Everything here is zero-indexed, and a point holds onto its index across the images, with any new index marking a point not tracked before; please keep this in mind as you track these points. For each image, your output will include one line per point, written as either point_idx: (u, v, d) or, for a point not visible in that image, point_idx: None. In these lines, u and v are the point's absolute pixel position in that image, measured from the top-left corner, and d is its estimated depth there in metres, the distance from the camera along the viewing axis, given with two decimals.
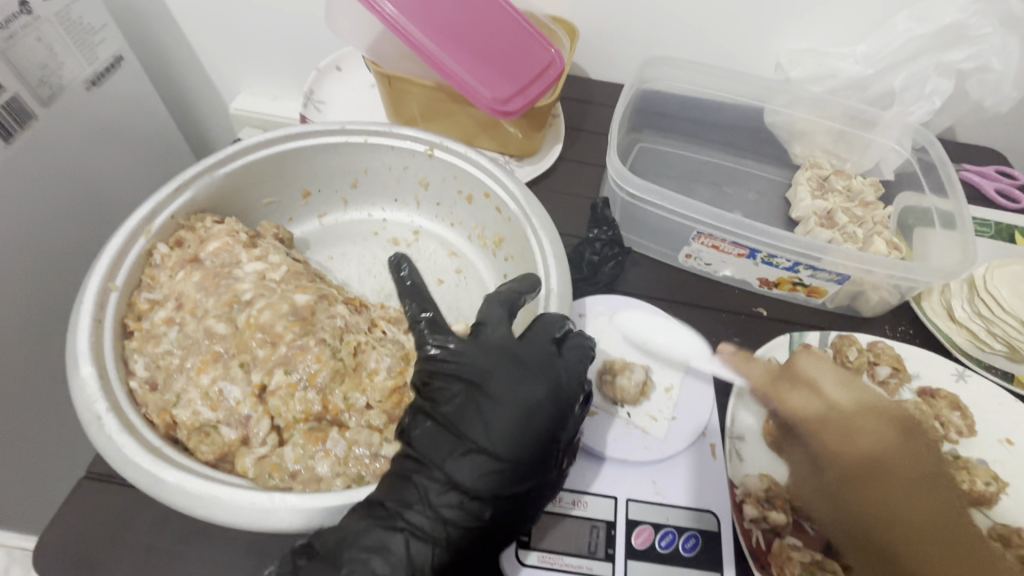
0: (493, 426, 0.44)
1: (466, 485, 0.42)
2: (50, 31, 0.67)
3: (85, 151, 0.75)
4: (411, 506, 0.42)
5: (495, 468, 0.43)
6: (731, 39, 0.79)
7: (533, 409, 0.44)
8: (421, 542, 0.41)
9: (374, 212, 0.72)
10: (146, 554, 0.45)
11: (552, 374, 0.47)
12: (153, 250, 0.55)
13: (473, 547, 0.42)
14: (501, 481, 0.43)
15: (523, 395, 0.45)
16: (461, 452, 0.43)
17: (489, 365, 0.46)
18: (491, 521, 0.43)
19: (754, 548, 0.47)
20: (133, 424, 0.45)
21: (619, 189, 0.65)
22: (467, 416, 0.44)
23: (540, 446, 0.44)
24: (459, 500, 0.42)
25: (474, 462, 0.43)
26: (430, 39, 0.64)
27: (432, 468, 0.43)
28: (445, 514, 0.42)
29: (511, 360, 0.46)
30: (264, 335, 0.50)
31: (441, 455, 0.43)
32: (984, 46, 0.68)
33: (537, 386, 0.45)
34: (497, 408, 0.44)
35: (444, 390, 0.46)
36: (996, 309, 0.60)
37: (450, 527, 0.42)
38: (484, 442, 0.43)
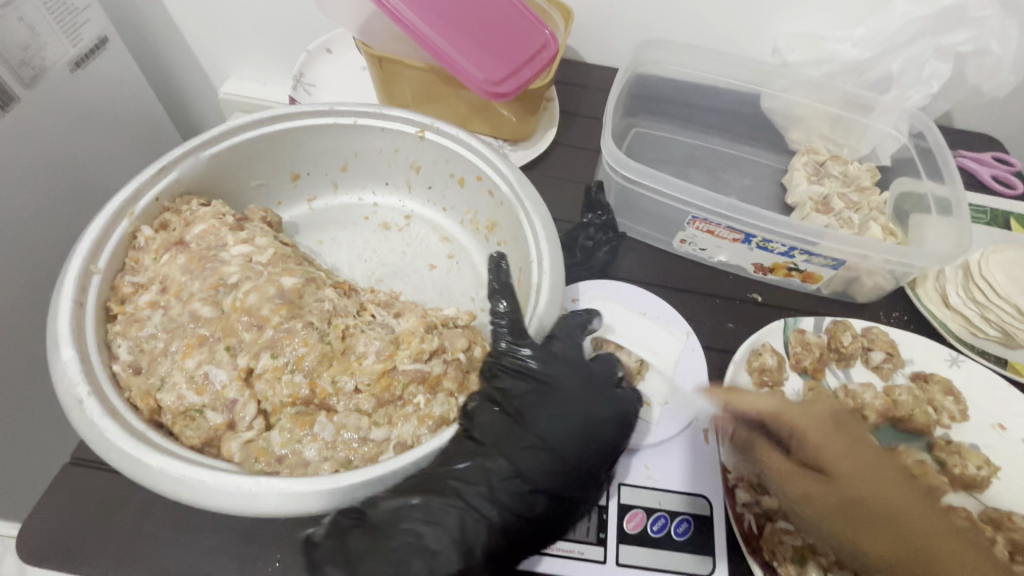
0: (561, 431, 0.47)
1: (529, 477, 0.45)
2: (33, 10, 0.66)
3: (70, 134, 0.73)
4: (472, 487, 0.44)
5: (558, 468, 0.46)
6: (729, 22, 0.78)
7: (598, 425, 0.48)
8: (474, 522, 0.43)
9: (365, 195, 0.71)
10: (132, 539, 0.44)
11: (614, 393, 0.50)
12: (137, 233, 0.54)
13: (525, 540, 0.45)
14: (566, 484, 0.46)
15: (593, 409, 0.48)
16: (529, 446, 0.46)
17: (561, 370, 0.50)
18: (545, 516, 0.45)
19: (744, 532, 0.47)
20: (116, 408, 0.44)
21: (614, 172, 0.64)
22: (540, 416, 0.47)
23: (601, 463, 0.47)
24: (519, 493, 0.45)
25: (539, 457, 0.46)
26: (422, 20, 0.63)
27: (497, 456, 0.46)
28: (501, 501, 0.44)
29: (581, 373, 0.50)
30: (251, 318, 0.49)
31: (509, 446, 0.46)
32: (983, 29, 0.68)
33: (601, 402, 0.49)
34: (566, 415, 0.48)
35: (514, 383, 0.48)
36: (991, 295, 0.59)
37: (507, 514, 0.44)
38: (553, 443, 0.47)
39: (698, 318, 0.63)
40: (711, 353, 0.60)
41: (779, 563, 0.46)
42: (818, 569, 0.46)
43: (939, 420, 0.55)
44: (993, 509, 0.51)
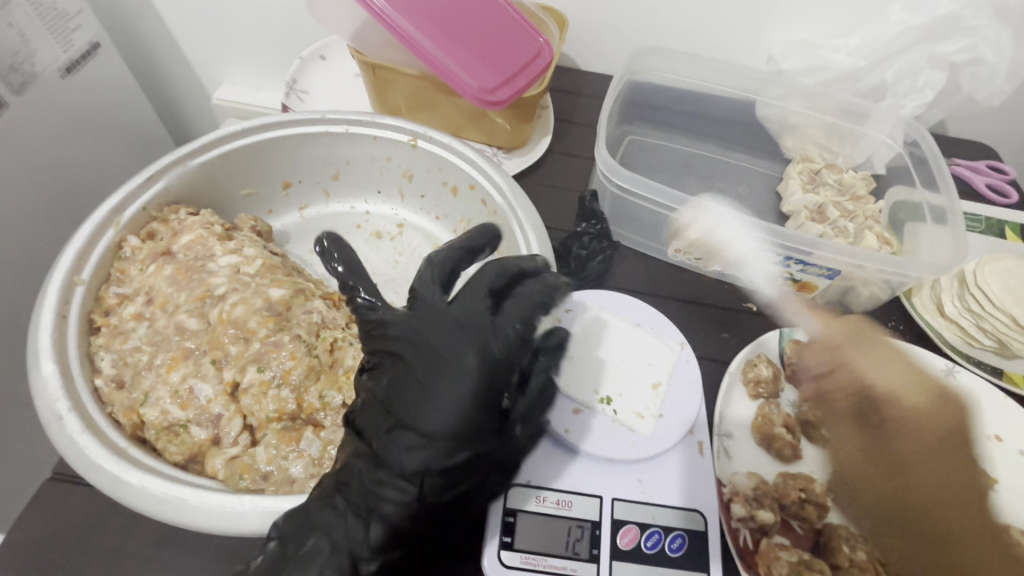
0: (425, 404, 0.43)
1: (400, 464, 0.42)
2: (22, 16, 0.65)
3: (58, 141, 0.73)
4: (349, 485, 0.42)
5: (426, 446, 0.43)
6: (724, 30, 0.78)
7: (462, 383, 0.44)
8: (357, 523, 0.41)
9: (357, 204, 0.70)
10: (112, 559, 0.43)
11: (484, 328, 0.46)
12: (123, 242, 0.53)
13: (417, 527, 0.42)
14: (437, 457, 0.43)
15: (452, 367, 0.44)
16: (393, 432, 0.43)
17: (410, 330, 0.46)
18: (435, 494, 0.43)
19: (741, 548, 0.47)
20: (97, 424, 0.43)
21: (608, 181, 0.64)
22: (400, 396, 0.44)
23: (471, 413, 0.44)
24: (395, 482, 0.42)
25: (405, 439, 0.43)
26: (416, 28, 0.62)
27: (364, 452, 0.43)
28: (381, 495, 0.42)
29: (442, 327, 0.46)
30: (237, 331, 0.48)
31: (373, 439, 0.43)
32: (977, 37, 0.68)
33: (462, 353, 0.45)
34: (430, 385, 0.44)
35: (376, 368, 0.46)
36: (986, 305, 0.59)
37: (388, 506, 0.42)
38: (417, 420, 0.43)
39: (692, 328, 0.62)
40: (704, 364, 0.59)
41: None
42: None
43: None
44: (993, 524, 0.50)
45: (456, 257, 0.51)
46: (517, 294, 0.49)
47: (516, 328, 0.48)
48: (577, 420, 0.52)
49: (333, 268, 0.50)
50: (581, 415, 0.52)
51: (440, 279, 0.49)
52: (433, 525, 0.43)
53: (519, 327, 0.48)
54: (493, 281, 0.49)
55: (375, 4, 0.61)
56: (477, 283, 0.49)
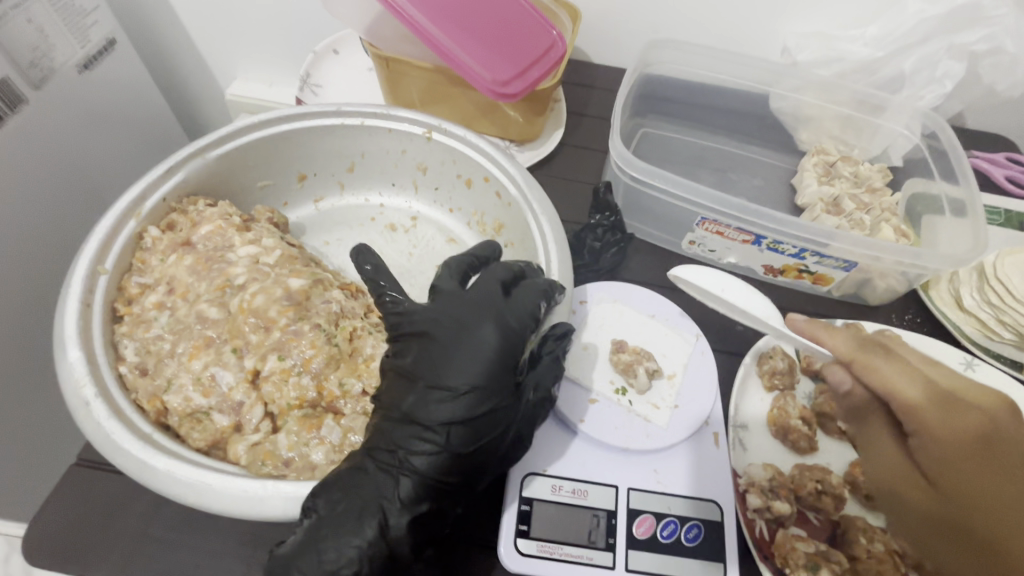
0: (447, 365, 0.43)
1: (428, 419, 0.42)
2: (42, 12, 0.66)
3: (77, 135, 0.74)
4: (378, 445, 0.43)
5: (449, 404, 0.42)
6: (738, 22, 0.77)
7: (483, 346, 0.44)
8: (389, 480, 0.41)
9: (371, 197, 0.71)
10: (137, 542, 0.44)
11: (501, 302, 0.46)
12: (144, 233, 0.54)
13: (444, 480, 0.42)
14: (462, 410, 0.42)
15: (471, 333, 0.44)
16: (420, 391, 0.43)
17: (428, 310, 0.46)
18: (456, 450, 0.42)
19: (757, 539, 0.47)
20: (122, 409, 0.44)
21: (622, 173, 0.64)
22: (425, 361, 0.44)
23: (495, 373, 0.43)
24: (422, 437, 0.42)
25: (433, 398, 0.42)
26: (429, 20, 0.62)
27: (394, 412, 0.43)
28: (410, 450, 0.42)
29: (463, 303, 0.46)
30: (257, 320, 0.48)
31: (401, 400, 0.43)
32: (998, 27, 0.67)
33: (480, 321, 0.45)
34: (452, 348, 0.44)
35: (400, 340, 0.46)
36: (1006, 297, 0.58)
37: (417, 460, 0.41)
38: (443, 378, 0.43)
39: (707, 320, 0.62)
40: (719, 356, 0.59)
41: (792, 571, 0.45)
42: None
43: None
44: None
45: (467, 263, 0.52)
46: (527, 282, 0.48)
47: (529, 306, 0.46)
48: (594, 409, 0.52)
49: (363, 270, 0.52)
50: (598, 404, 0.53)
51: (457, 273, 0.50)
52: (457, 482, 0.42)
53: (534, 309, 0.46)
54: (506, 276, 0.48)
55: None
56: (490, 275, 0.48)
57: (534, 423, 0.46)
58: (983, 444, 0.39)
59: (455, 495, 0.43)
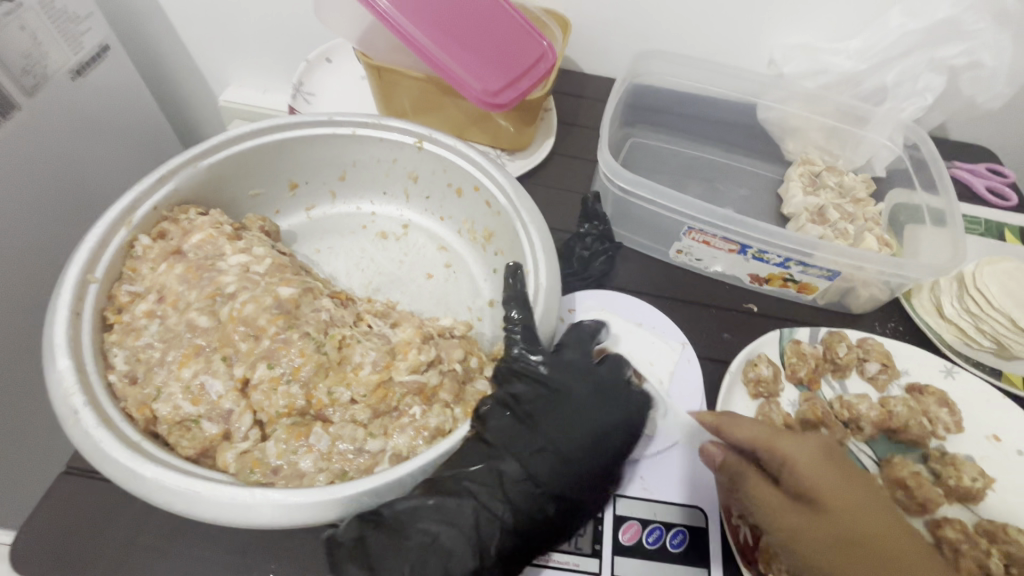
0: (576, 442, 0.47)
1: (543, 480, 0.45)
2: (34, 19, 0.66)
3: (70, 143, 0.74)
4: (486, 491, 0.44)
5: (568, 471, 0.46)
6: (725, 34, 0.79)
7: (611, 431, 0.48)
8: (491, 526, 0.43)
9: (363, 205, 0.71)
10: (126, 550, 0.44)
11: (626, 397, 0.50)
12: (134, 242, 0.54)
13: (534, 541, 0.44)
14: (574, 485, 0.46)
15: (602, 420, 0.48)
16: (546, 451, 0.46)
17: (569, 378, 0.50)
18: (557, 517, 0.45)
19: (741, 545, 0.47)
20: (111, 418, 0.44)
21: (611, 183, 0.65)
22: (556, 423, 0.47)
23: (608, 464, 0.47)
24: (532, 492, 0.45)
25: (548, 459, 0.46)
26: (420, 31, 0.63)
27: (507, 458, 0.45)
28: (518, 504, 0.44)
29: (591, 378, 0.50)
30: (247, 329, 0.49)
31: (520, 451, 0.46)
32: (977, 41, 0.68)
33: (613, 411, 0.49)
34: (583, 424, 0.48)
35: (525, 389, 0.49)
36: (985, 305, 0.60)
37: (521, 515, 0.44)
38: (568, 450, 0.46)
39: (694, 328, 0.63)
40: (705, 364, 0.60)
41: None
42: None
43: (934, 432, 0.55)
44: (989, 522, 0.50)
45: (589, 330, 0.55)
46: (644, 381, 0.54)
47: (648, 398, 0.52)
48: None
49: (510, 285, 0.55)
50: None
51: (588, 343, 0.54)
52: (544, 545, 0.45)
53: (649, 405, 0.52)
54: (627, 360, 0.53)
55: (380, 7, 0.62)
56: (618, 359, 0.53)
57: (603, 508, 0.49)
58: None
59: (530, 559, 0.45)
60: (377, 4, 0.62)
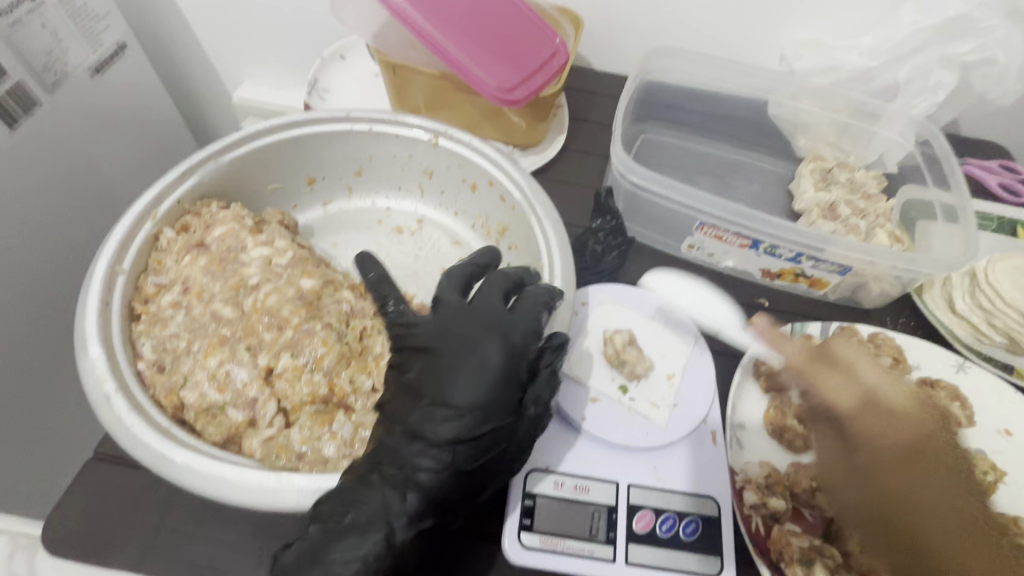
0: (451, 383, 0.45)
1: (430, 434, 0.44)
2: (55, 18, 0.67)
3: (87, 139, 0.75)
4: (387, 463, 0.44)
5: (453, 418, 0.44)
6: (736, 31, 0.79)
7: (484, 366, 0.45)
8: (395, 495, 0.42)
9: (378, 200, 0.72)
10: (154, 534, 0.45)
11: (506, 321, 0.48)
12: (159, 235, 0.55)
13: (447, 494, 0.44)
14: (464, 428, 0.44)
15: (475, 352, 0.46)
16: (425, 407, 0.45)
17: (437, 330, 0.47)
18: (462, 463, 0.44)
19: (754, 534, 0.48)
20: (142, 405, 0.45)
21: (623, 178, 0.66)
22: (429, 378, 0.46)
23: (500, 389, 0.45)
24: (426, 449, 0.44)
25: (434, 415, 0.44)
26: (435, 28, 0.64)
27: (397, 427, 0.45)
28: (417, 466, 0.43)
29: (467, 322, 0.48)
30: (271, 319, 0.50)
31: (406, 414, 0.45)
32: (988, 38, 0.68)
33: (484, 339, 0.46)
34: (455, 368, 0.45)
35: (409, 360, 0.48)
36: (996, 301, 0.60)
37: (423, 477, 0.43)
38: (446, 396, 0.44)
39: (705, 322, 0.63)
40: (718, 358, 0.61)
41: (788, 565, 0.46)
42: (827, 570, 0.46)
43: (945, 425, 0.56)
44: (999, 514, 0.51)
45: (470, 272, 0.54)
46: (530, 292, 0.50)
47: (530, 320, 0.48)
48: (596, 409, 0.54)
49: (368, 279, 0.54)
50: (599, 404, 0.54)
51: (460, 286, 0.52)
52: (463, 496, 0.44)
53: (534, 322, 0.48)
54: (506, 285, 0.51)
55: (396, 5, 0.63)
56: (490, 291, 0.50)
57: (533, 434, 0.47)
58: (910, 454, 0.46)
59: (461, 509, 0.45)
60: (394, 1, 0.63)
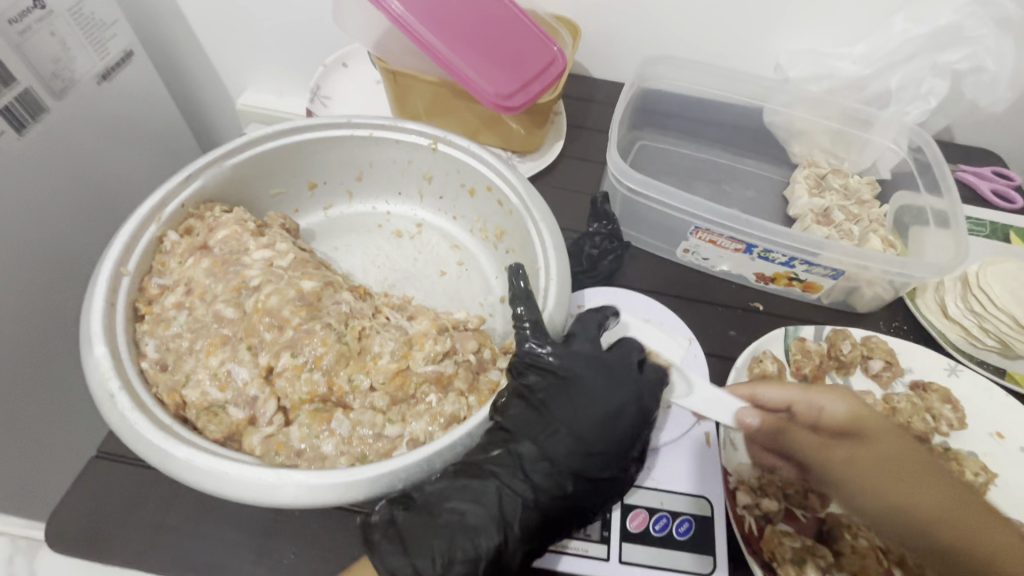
0: (585, 423, 0.48)
1: (560, 459, 0.47)
2: (64, 26, 0.69)
3: (93, 143, 0.76)
4: (506, 470, 0.46)
5: (580, 451, 0.47)
6: (731, 40, 0.81)
7: (621, 417, 0.48)
8: (513, 501, 0.45)
9: (378, 205, 0.74)
10: (155, 531, 0.46)
11: (638, 377, 0.51)
12: (164, 237, 0.57)
13: (556, 521, 0.46)
14: (591, 465, 0.47)
15: (613, 400, 0.49)
16: (557, 433, 0.47)
17: (579, 366, 0.50)
18: (573, 495, 0.47)
19: (746, 534, 0.48)
20: (144, 402, 0.46)
21: (619, 184, 0.67)
22: (563, 408, 0.48)
23: (628, 442, 0.48)
24: (549, 469, 0.47)
25: (562, 443, 0.47)
26: (442, 42, 0.65)
27: (525, 443, 0.47)
28: (539, 483, 0.46)
29: (606, 371, 0.50)
30: (271, 319, 0.51)
31: (535, 433, 0.48)
32: (979, 46, 0.70)
33: (623, 394, 0.49)
34: (590, 408, 0.48)
35: (538, 380, 0.50)
36: (989, 305, 0.60)
37: (542, 494, 0.46)
38: (579, 432, 0.47)
39: (698, 326, 0.64)
40: (712, 361, 0.62)
41: (780, 564, 0.47)
42: (818, 570, 0.47)
43: (937, 428, 0.56)
44: None
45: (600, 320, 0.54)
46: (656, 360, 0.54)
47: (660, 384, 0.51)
48: None
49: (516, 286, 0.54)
50: None
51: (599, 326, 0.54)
52: (563, 526, 0.47)
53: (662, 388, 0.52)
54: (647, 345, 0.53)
55: (407, 23, 0.65)
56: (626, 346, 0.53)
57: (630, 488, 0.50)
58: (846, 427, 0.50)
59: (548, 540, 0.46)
60: (394, 9, 0.65)
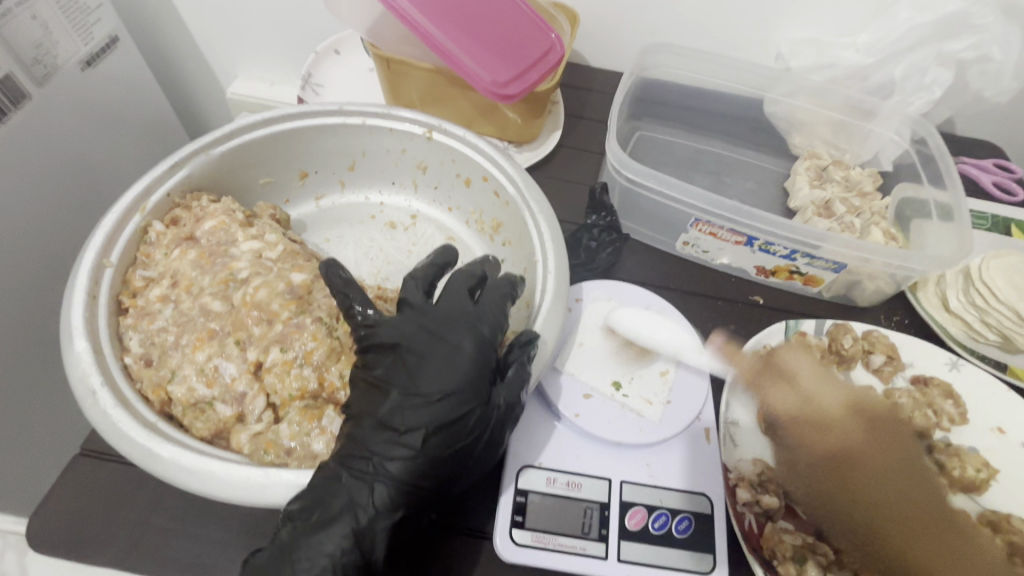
0: (420, 372, 0.44)
1: (404, 426, 0.42)
2: (47, 9, 0.66)
3: (78, 131, 0.74)
4: (350, 456, 0.42)
5: (420, 408, 0.42)
6: (732, 28, 0.79)
7: (457, 355, 0.44)
8: (363, 487, 0.41)
9: (371, 195, 0.72)
10: (140, 531, 0.45)
11: (471, 314, 0.47)
12: (148, 228, 0.55)
13: (424, 488, 0.42)
14: (436, 417, 0.42)
15: (449, 345, 0.45)
16: (394, 399, 0.43)
17: (406, 327, 0.45)
18: (435, 459, 0.42)
19: (746, 531, 0.48)
20: (127, 399, 0.45)
21: (617, 174, 0.65)
22: (398, 370, 0.44)
23: (474, 375, 0.44)
24: (396, 438, 0.42)
25: (403, 405, 0.43)
26: (437, 27, 0.63)
27: (366, 421, 0.43)
28: (388, 456, 0.42)
29: (435, 314, 0.46)
30: (260, 313, 0.50)
31: (375, 408, 0.44)
32: (985, 34, 0.68)
33: (458, 335, 0.45)
34: (427, 356, 0.44)
35: (376, 356, 0.46)
36: (990, 298, 0.59)
37: (394, 470, 0.41)
38: (417, 385, 0.43)
39: (697, 320, 0.63)
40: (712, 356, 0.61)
41: (780, 562, 0.46)
42: (819, 568, 0.46)
43: (939, 424, 0.55)
44: (992, 512, 0.51)
45: (431, 273, 0.51)
46: (491, 287, 0.50)
47: (496, 313, 0.48)
48: (590, 405, 0.53)
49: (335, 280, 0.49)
50: (592, 400, 0.54)
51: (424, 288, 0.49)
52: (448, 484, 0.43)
53: (500, 314, 0.48)
54: (471, 282, 0.50)
55: (400, 6, 0.63)
56: (454, 286, 0.49)
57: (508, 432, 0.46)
58: None
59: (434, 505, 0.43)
60: None
